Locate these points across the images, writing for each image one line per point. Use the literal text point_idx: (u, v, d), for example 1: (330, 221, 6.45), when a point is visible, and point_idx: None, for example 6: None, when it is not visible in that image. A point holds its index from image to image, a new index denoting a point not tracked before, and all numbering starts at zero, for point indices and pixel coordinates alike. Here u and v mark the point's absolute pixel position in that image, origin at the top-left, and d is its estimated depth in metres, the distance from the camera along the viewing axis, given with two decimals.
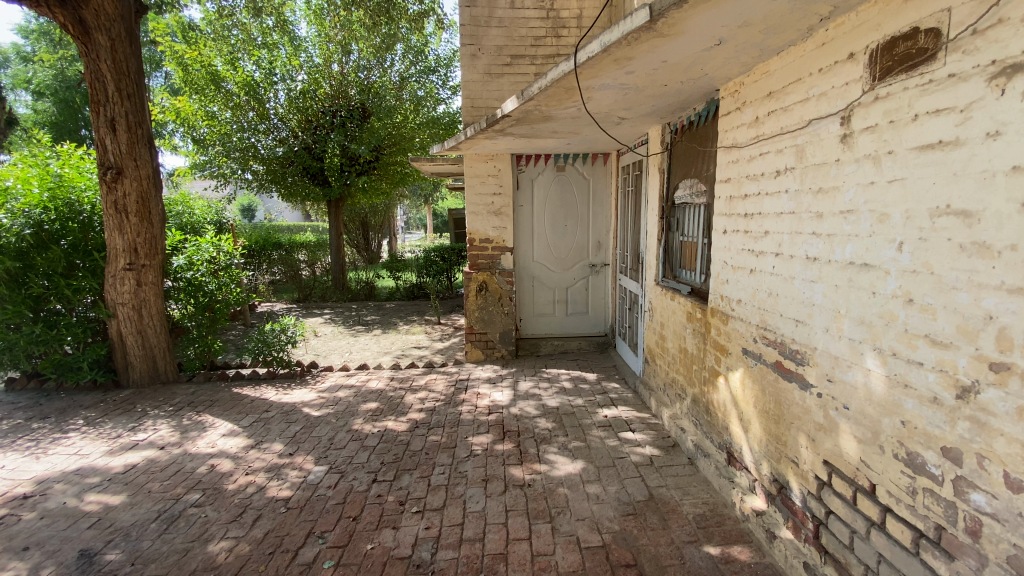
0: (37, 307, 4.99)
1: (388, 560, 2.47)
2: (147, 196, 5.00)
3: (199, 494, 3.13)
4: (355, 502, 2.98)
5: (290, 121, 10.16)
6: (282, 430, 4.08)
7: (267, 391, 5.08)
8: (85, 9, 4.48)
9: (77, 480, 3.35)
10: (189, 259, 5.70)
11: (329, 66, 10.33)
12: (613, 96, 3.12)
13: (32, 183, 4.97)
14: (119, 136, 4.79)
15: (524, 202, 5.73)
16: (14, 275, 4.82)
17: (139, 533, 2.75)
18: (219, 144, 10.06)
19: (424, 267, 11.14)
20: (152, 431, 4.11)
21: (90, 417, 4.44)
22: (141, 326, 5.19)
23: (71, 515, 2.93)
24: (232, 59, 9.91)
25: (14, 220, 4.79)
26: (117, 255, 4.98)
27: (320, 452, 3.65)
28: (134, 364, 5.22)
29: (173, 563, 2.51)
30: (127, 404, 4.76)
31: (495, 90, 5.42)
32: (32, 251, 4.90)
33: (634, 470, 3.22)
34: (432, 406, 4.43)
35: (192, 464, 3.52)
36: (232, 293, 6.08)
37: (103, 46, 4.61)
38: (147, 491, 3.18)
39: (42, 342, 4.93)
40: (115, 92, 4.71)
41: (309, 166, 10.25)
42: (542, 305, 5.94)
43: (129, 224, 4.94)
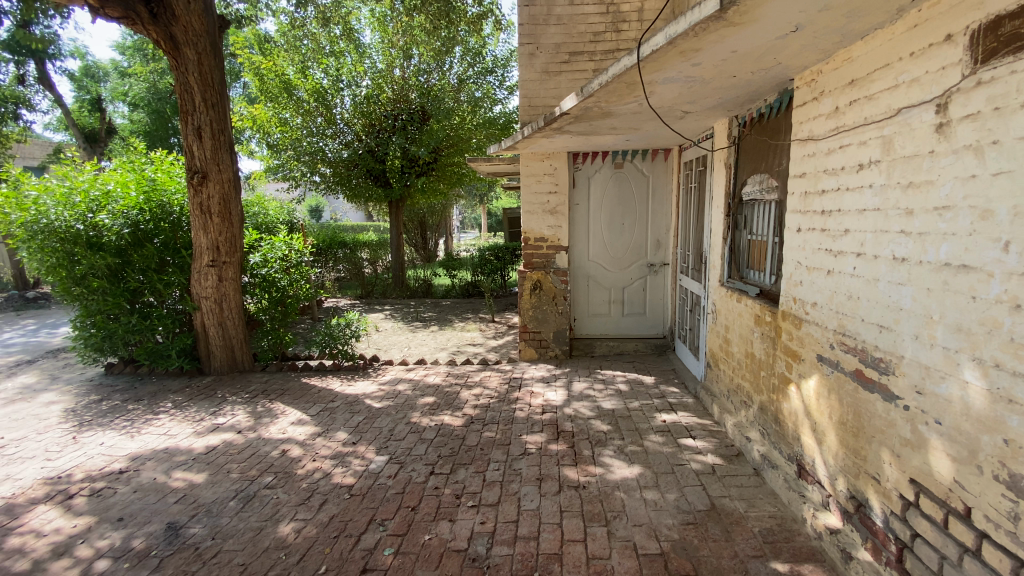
0: (133, 299, 5.53)
1: (445, 552, 2.52)
2: (228, 198, 5.38)
3: (272, 477, 3.34)
4: (414, 492, 3.07)
5: (354, 125, 10.66)
6: (346, 420, 4.27)
7: (333, 381, 5.35)
8: (176, 26, 4.89)
9: (165, 458, 3.67)
10: (264, 257, 6.08)
11: (392, 71, 10.71)
12: (677, 89, 3.01)
13: (131, 187, 5.51)
14: (205, 142, 5.18)
15: (580, 200, 5.67)
16: (115, 270, 5.39)
17: (218, 510, 2.97)
18: (290, 148, 10.66)
19: (479, 265, 11.31)
20: (230, 416, 4.44)
21: (177, 401, 4.86)
22: (222, 318, 5.59)
23: (160, 490, 3.22)
24: (303, 67, 10.47)
25: (115, 220, 5.32)
26: (201, 253, 5.40)
27: (380, 442, 3.79)
28: (214, 353, 5.63)
29: (249, 539, 2.69)
30: (209, 390, 5.17)
31: (553, 88, 5.39)
32: (129, 248, 5.44)
33: (695, 478, 3.10)
34: (487, 403, 4.48)
35: (266, 449, 3.76)
36: (302, 288, 6.46)
37: (192, 59, 5.01)
38: (226, 471, 3.44)
39: (137, 331, 5.47)
40: (201, 102, 5.10)
41: (372, 168, 10.69)
42: (597, 305, 5.85)
43: (212, 223, 5.34)
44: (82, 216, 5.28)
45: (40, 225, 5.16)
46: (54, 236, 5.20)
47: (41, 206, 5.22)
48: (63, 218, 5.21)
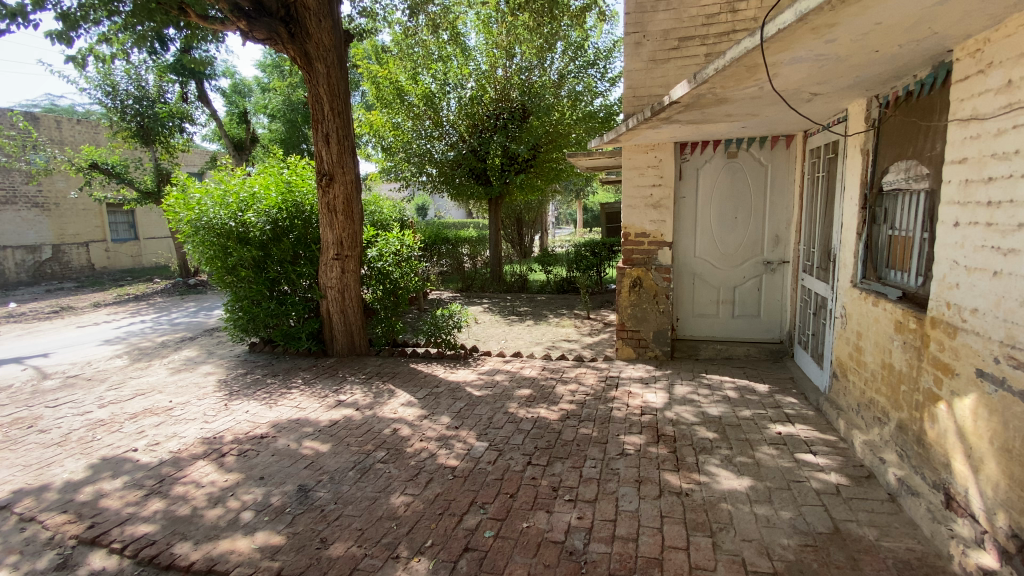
0: (272, 287, 6.30)
1: (543, 542, 2.57)
2: (350, 198, 5.91)
3: (385, 452, 3.64)
4: (512, 480, 3.17)
5: (459, 126, 11.11)
6: (449, 405, 4.51)
7: (437, 368, 5.68)
8: (310, 43, 5.45)
9: (296, 428, 4.15)
10: (380, 251, 6.62)
11: (495, 71, 10.97)
12: (806, 70, 2.75)
13: (272, 189, 6.27)
14: (332, 147, 5.73)
15: (687, 192, 5.40)
16: (258, 262, 6.18)
17: (339, 478, 3.31)
18: (401, 151, 11.42)
19: (575, 261, 11.26)
20: (349, 394, 4.91)
21: (306, 378, 5.48)
22: (343, 307, 6.17)
23: (293, 456, 3.66)
24: (414, 74, 11.13)
25: (259, 218, 6.11)
26: (328, 248, 6.00)
27: (480, 429, 3.94)
28: (337, 337, 6.25)
29: (366, 507, 2.97)
30: (331, 370, 5.76)
31: (661, 76, 5.19)
32: (270, 242, 6.21)
33: (815, 498, 2.83)
34: (583, 399, 4.47)
35: (379, 426, 4.10)
36: (412, 280, 6.88)
37: (322, 73, 5.55)
38: (346, 444, 3.81)
39: (276, 315, 6.24)
40: (329, 111, 5.64)
41: (474, 167, 11.11)
42: (704, 305, 5.53)
43: (337, 220, 5.91)
44: (233, 214, 6.11)
45: (202, 222, 6.07)
46: (213, 231, 6.10)
47: (203, 206, 6.12)
48: (220, 215, 6.08)
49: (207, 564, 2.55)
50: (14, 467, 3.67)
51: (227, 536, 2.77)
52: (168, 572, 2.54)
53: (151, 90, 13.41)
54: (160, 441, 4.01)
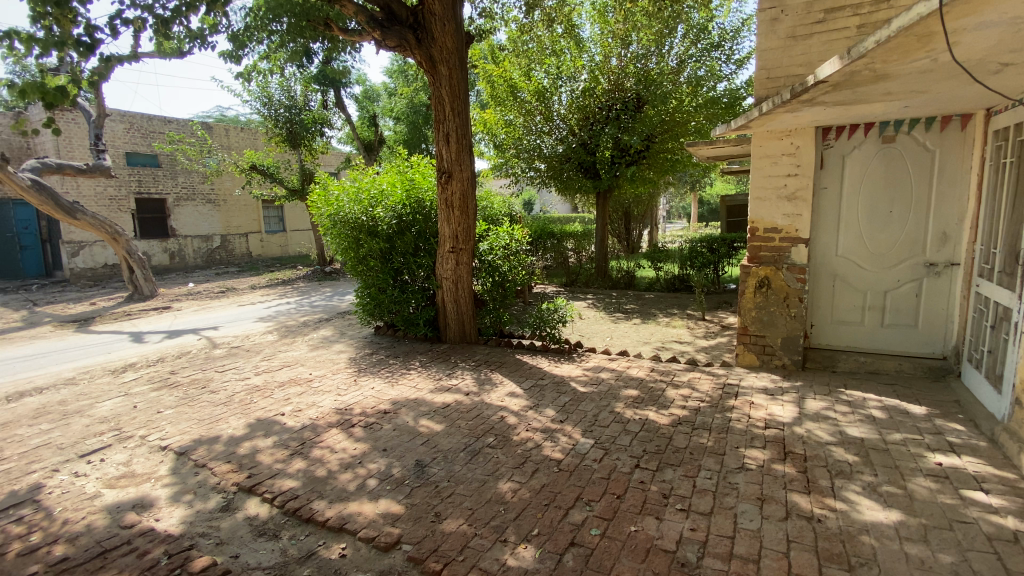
0: (395, 277, 6.84)
1: (652, 548, 2.49)
2: (466, 193, 6.18)
3: (493, 438, 3.78)
4: (619, 481, 3.11)
5: (570, 120, 11.08)
6: (554, 398, 4.55)
7: (542, 361, 5.76)
8: (435, 47, 5.76)
9: (413, 406, 4.47)
10: (491, 245, 6.86)
11: (609, 61, 10.71)
12: (997, 36, 2.32)
13: (398, 186, 6.80)
14: (451, 146, 6.01)
15: (830, 183, 4.82)
16: (384, 252, 6.74)
17: (451, 458, 3.50)
18: (512, 147, 11.67)
19: (689, 258, 10.64)
20: (460, 379, 5.17)
21: (422, 361, 5.87)
22: (457, 297, 6.50)
23: (411, 432, 3.95)
24: (527, 70, 11.21)
25: (387, 213, 6.67)
26: (445, 241, 6.34)
27: (586, 426, 3.92)
28: (450, 325, 6.61)
29: (476, 488, 3.11)
30: (444, 355, 6.11)
31: (801, 55, 4.67)
32: (395, 235, 6.73)
33: (987, 544, 2.39)
34: (697, 405, 4.22)
35: (488, 412, 4.27)
36: (520, 273, 7.03)
37: (445, 76, 5.85)
38: (458, 426, 4.02)
39: (398, 302, 6.78)
40: (450, 110, 5.93)
41: (583, 160, 11.00)
42: (845, 311, 4.91)
43: (454, 215, 6.21)
44: (365, 209, 6.73)
45: (340, 216, 6.78)
46: (348, 225, 6.78)
47: (340, 202, 6.82)
48: (354, 211, 6.73)
49: (340, 522, 2.85)
50: (193, 419, 4.43)
51: (354, 500, 3.07)
52: (307, 524, 2.89)
53: (299, 99, 15.21)
54: (302, 408, 4.57)
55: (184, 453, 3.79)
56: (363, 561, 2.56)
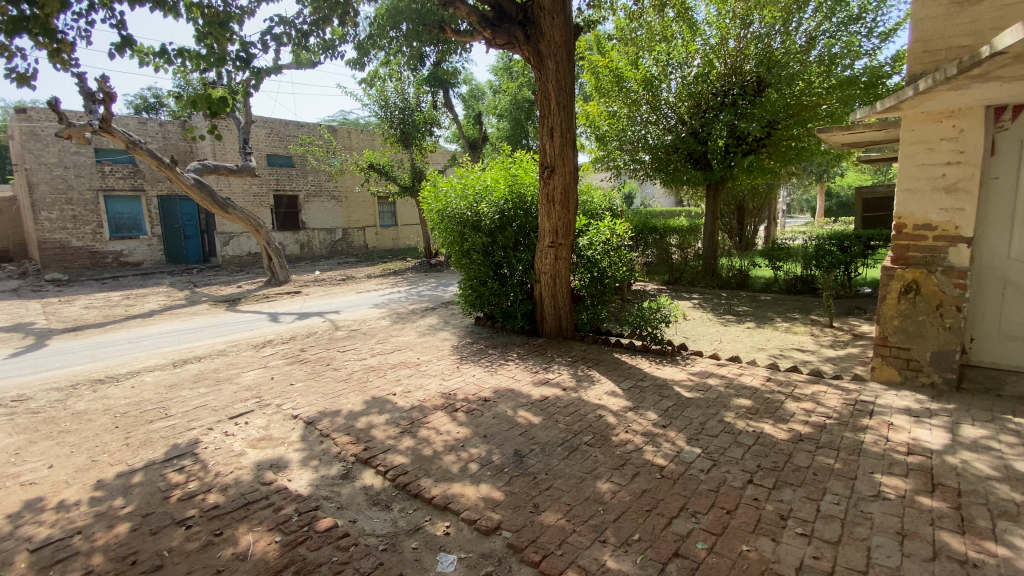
0: (495, 270, 7.03)
1: (766, 571, 2.30)
2: (568, 188, 6.12)
3: (592, 436, 3.73)
4: (730, 495, 2.90)
5: (679, 108, 10.49)
6: (656, 401, 4.37)
7: (643, 361, 5.57)
8: (543, 42, 5.77)
9: (512, 397, 4.57)
10: (591, 240, 6.75)
11: (726, 43, 9.99)
12: None
13: (501, 182, 6.94)
14: (555, 140, 5.98)
15: (1003, 172, 4.05)
16: (486, 246, 6.94)
17: (550, 451, 3.53)
18: (616, 139, 11.28)
19: (814, 257, 9.63)
20: (558, 374, 5.17)
21: (520, 353, 5.97)
22: (554, 292, 6.49)
23: (510, 422, 4.04)
24: (635, 58, 10.78)
25: (490, 208, 6.86)
26: (545, 235, 6.36)
27: (691, 433, 3.72)
28: (547, 320, 6.64)
29: (574, 485, 3.10)
30: (542, 349, 6.16)
31: (968, 21, 3.97)
32: (497, 230, 6.90)
33: None
34: (821, 422, 3.81)
35: (586, 410, 4.22)
36: (620, 270, 6.84)
37: (551, 70, 5.84)
38: (556, 420, 4.03)
39: (498, 295, 6.96)
40: (555, 105, 5.90)
41: (693, 150, 10.38)
42: (1018, 325, 4.12)
43: (554, 210, 6.19)
44: (470, 205, 6.99)
45: (447, 212, 7.11)
46: (454, 220, 7.09)
47: (448, 198, 7.15)
48: (460, 206, 7.03)
49: (444, 501, 3.01)
50: (318, 393, 4.94)
51: (458, 481, 3.21)
52: (415, 499, 3.09)
53: (411, 100, 16.18)
54: (410, 390, 4.89)
55: (311, 422, 4.24)
56: (464, 541, 2.67)
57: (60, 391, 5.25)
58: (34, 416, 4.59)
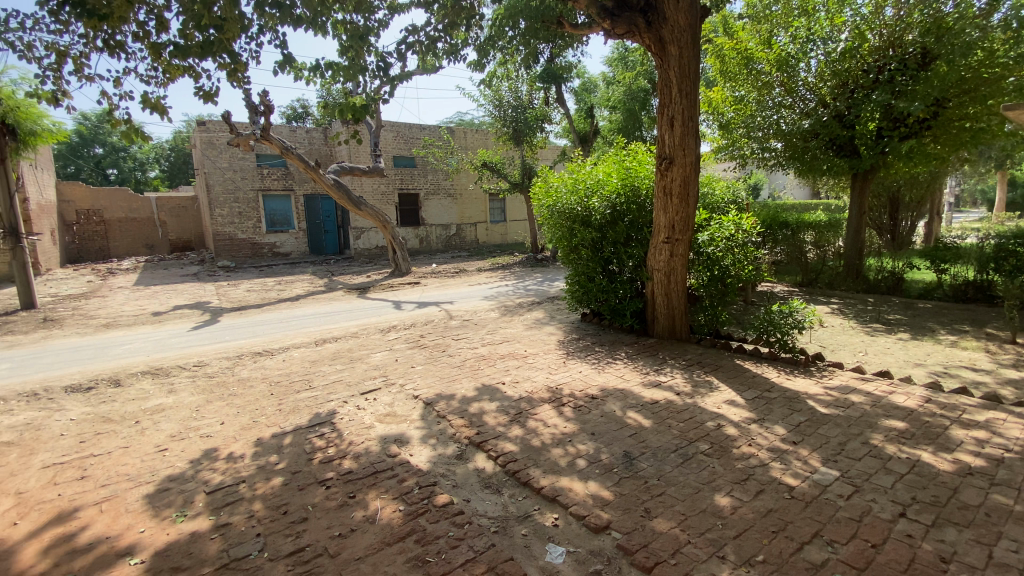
0: (605, 266, 6.90)
1: None
2: (687, 180, 5.78)
3: (709, 446, 3.51)
4: (875, 527, 2.56)
5: (821, 89, 9.41)
6: (784, 415, 3.98)
7: (769, 370, 5.09)
8: (666, 28, 5.49)
9: (621, 397, 4.46)
10: (712, 236, 6.31)
11: (881, 13, 8.74)
12: None
13: (614, 176, 6.77)
14: (675, 130, 5.67)
15: None
16: (596, 242, 6.82)
17: (662, 457, 3.38)
18: (743, 126, 10.48)
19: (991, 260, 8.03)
20: (671, 377, 4.94)
21: (630, 353, 5.81)
22: (668, 290, 6.20)
23: (620, 422, 3.95)
24: (768, 37, 9.89)
25: (602, 203, 6.72)
26: (659, 231, 6.08)
27: (827, 453, 3.33)
28: (658, 319, 6.38)
29: (689, 494, 2.94)
30: (653, 350, 5.92)
31: None
32: (607, 224, 6.75)
33: None
34: (999, 455, 3.18)
35: (702, 417, 3.98)
36: (744, 269, 6.31)
37: (674, 56, 5.53)
38: (668, 425, 3.85)
39: (606, 291, 6.81)
40: (677, 93, 5.59)
41: (836, 136, 9.20)
42: None
43: (671, 204, 5.89)
44: (581, 200, 6.91)
45: (557, 206, 7.11)
46: (564, 215, 7.07)
47: (559, 193, 7.14)
48: (570, 201, 6.99)
49: (553, 493, 3.03)
50: (435, 377, 5.26)
51: (566, 475, 3.23)
52: (525, 487, 3.16)
53: (524, 98, 16.46)
54: (519, 380, 5.01)
55: (428, 403, 4.54)
56: (574, 535, 2.68)
57: (228, 359, 6.25)
58: (210, 380, 5.51)
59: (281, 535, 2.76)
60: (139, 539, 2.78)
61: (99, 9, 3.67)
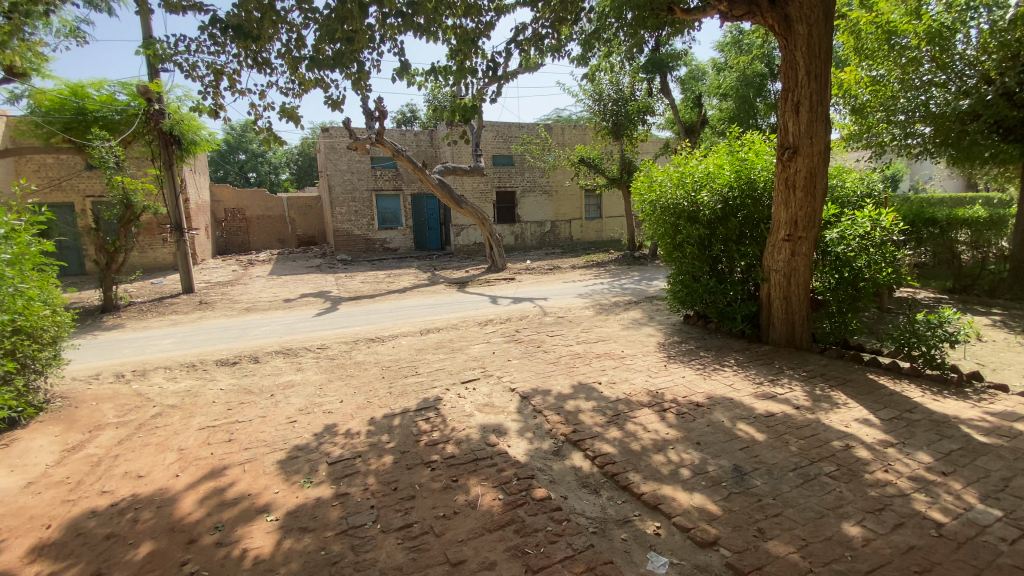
0: (713, 265, 6.48)
1: None
2: (815, 171, 5.23)
3: (834, 468, 3.16)
4: None
5: (984, 64, 7.95)
6: (930, 441, 3.45)
7: (911, 389, 4.45)
8: (792, 5, 4.97)
9: (730, 406, 4.17)
10: (842, 234, 5.67)
11: None
12: None
13: (726, 168, 6.32)
14: (801, 117, 5.15)
15: None
16: (704, 239, 6.42)
17: (777, 475, 3.11)
18: (881, 110, 9.26)
19: None
20: (788, 389, 4.51)
21: (739, 360, 5.41)
22: (787, 293, 5.67)
23: (728, 433, 3.69)
24: (916, 6, 8.59)
25: (712, 197, 6.30)
26: (779, 227, 5.58)
27: (987, 490, 2.84)
28: (775, 325, 5.86)
29: (810, 518, 2.67)
30: (767, 358, 5.46)
31: None
32: (717, 221, 6.32)
33: None
34: None
35: (826, 435, 3.59)
36: (882, 272, 5.58)
37: (802, 35, 4.99)
38: (785, 441, 3.53)
39: (713, 292, 6.39)
40: (805, 76, 5.05)
41: (1005, 117, 7.75)
42: None
43: (794, 198, 5.37)
44: (688, 194, 6.54)
45: (661, 202, 6.81)
46: (668, 211, 6.75)
47: (663, 188, 6.83)
48: (676, 196, 6.64)
49: (655, 501, 2.92)
50: (532, 372, 5.33)
51: (669, 483, 3.09)
52: (624, 491, 3.08)
53: (626, 90, 15.97)
54: (617, 381, 4.89)
55: (525, 397, 4.60)
56: (677, 547, 2.56)
57: (345, 344, 6.86)
58: (330, 361, 6.08)
59: (392, 510, 2.96)
60: (274, 499, 3.14)
61: (252, 31, 4.19)
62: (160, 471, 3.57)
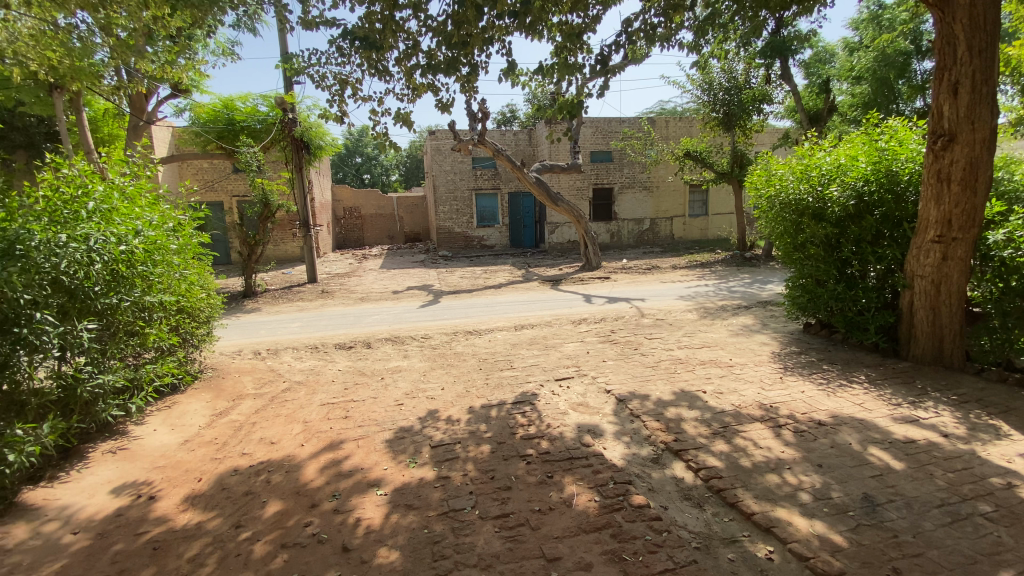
0: (841, 268, 5.80)
1: None
2: (976, 162, 4.46)
3: (995, 510, 2.69)
4: None
5: None
6: None
7: None
8: None
9: (859, 428, 3.71)
10: (1010, 234, 4.68)
11: None
12: None
13: (861, 159, 5.62)
14: (960, 100, 4.41)
15: None
16: (832, 239, 5.78)
17: (918, 510, 2.71)
18: None
19: None
20: (934, 414, 3.91)
21: (871, 377, 4.80)
22: (935, 303, 4.94)
23: (857, 457, 3.29)
24: None
25: (844, 192, 5.61)
26: (927, 227, 4.85)
27: None
28: (918, 338, 5.14)
29: (961, 565, 2.30)
30: (906, 376, 4.78)
31: None
32: (849, 219, 5.65)
33: None
34: None
35: (985, 471, 3.06)
36: None
37: (963, 4, 4.24)
38: (929, 473, 3.07)
39: (841, 299, 5.72)
40: (965, 51, 4.31)
41: None
42: None
43: (948, 193, 4.62)
44: (814, 189, 5.92)
45: (781, 197, 6.24)
46: (789, 207, 6.17)
47: (784, 182, 6.27)
48: (799, 191, 6.04)
49: (767, 522, 2.70)
50: (630, 375, 5.18)
51: (783, 505, 2.83)
52: (732, 508, 2.88)
53: (739, 78, 14.84)
54: (724, 391, 4.58)
55: (623, 400, 4.48)
56: None
57: (446, 335, 7.20)
58: (433, 351, 6.43)
59: (490, 498, 3.05)
60: (383, 475, 3.39)
61: (376, 41, 4.55)
62: (288, 440, 4.02)
